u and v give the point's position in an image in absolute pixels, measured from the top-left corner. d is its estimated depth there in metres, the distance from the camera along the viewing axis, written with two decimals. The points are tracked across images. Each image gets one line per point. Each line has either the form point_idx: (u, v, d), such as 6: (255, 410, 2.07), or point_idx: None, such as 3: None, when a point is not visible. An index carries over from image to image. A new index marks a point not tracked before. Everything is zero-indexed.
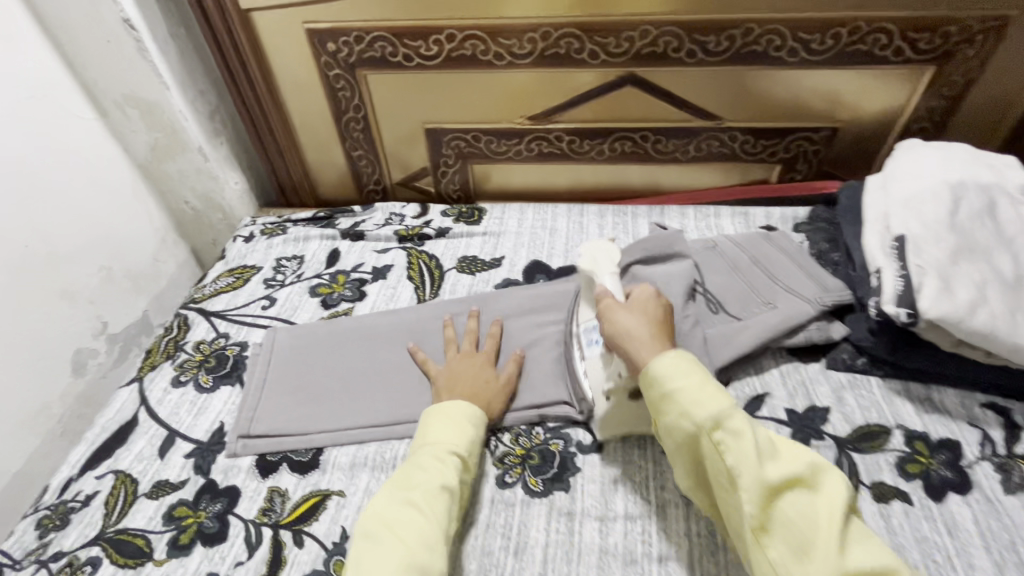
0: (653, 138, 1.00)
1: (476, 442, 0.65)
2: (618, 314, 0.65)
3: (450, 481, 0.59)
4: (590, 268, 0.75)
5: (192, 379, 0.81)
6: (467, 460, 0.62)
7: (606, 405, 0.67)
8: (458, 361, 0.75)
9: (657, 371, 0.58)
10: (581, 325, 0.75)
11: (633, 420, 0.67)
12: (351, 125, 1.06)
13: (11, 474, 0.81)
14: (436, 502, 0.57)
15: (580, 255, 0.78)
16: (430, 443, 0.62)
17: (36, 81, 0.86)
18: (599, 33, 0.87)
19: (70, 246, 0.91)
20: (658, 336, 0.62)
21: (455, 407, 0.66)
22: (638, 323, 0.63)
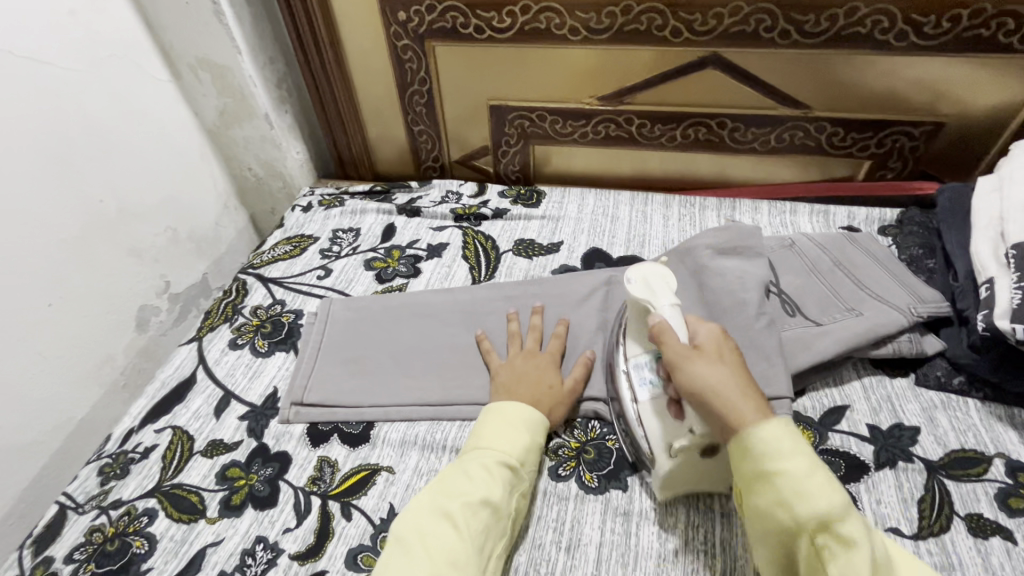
0: (731, 126, 0.94)
1: (531, 449, 0.61)
2: (689, 357, 0.56)
3: (494, 495, 0.56)
4: (645, 299, 0.63)
5: (248, 343, 0.82)
6: (519, 470, 0.59)
7: (667, 461, 0.58)
8: (516, 361, 0.72)
9: (751, 445, 0.49)
10: (630, 361, 0.65)
11: (694, 479, 0.59)
12: (415, 99, 1.04)
13: (76, 422, 0.83)
14: (475, 518, 0.54)
15: (630, 279, 0.66)
16: (481, 447, 0.60)
17: (118, 40, 0.87)
18: (685, 8, 0.82)
19: (142, 205, 0.93)
20: (742, 386, 0.53)
21: (514, 410, 0.63)
22: (713, 370, 0.54)
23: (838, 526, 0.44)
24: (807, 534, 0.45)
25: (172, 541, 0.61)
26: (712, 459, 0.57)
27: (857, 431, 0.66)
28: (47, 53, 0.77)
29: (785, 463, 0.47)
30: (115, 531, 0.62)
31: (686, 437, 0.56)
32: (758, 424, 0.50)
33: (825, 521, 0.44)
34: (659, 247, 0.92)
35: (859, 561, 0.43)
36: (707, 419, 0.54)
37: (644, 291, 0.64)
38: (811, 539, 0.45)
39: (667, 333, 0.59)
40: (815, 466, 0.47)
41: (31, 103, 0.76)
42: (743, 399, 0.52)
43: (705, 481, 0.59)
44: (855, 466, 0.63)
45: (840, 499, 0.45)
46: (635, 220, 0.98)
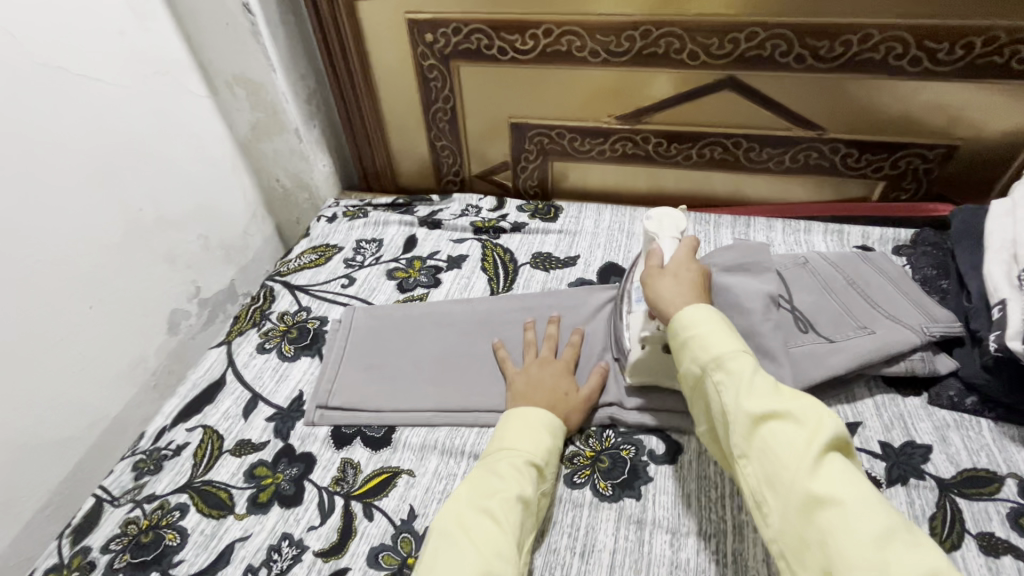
0: (746, 146, 0.96)
1: (553, 452, 0.64)
2: (654, 269, 0.67)
3: (526, 492, 0.58)
4: (652, 231, 0.75)
5: (276, 347, 0.85)
6: (545, 469, 0.62)
7: (639, 350, 0.70)
8: (533, 368, 0.74)
9: (674, 323, 0.59)
10: (632, 283, 0.77)
11: (663, 372, 0.69)
12: (439, 115, 1.08)
13: (110, 420, 0.87)
14: (514, 513, 0.55)
15: (649, 216, 0.77)
16: (508, 449, 0.62)
17: (162, 58, 0.92)
18: (703, 33, 0.84)
19: (178, 213, 0.98)
20: (685, 288, 0.62)
21: (538, 415, 0.65)
22: (668, 277, 0.65)
23: (728, 362, 0.54)
24: (707, 374, 0.55)
25: (202, 535, 0.64)
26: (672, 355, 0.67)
27: (869, 447, 0.67)
28: (100, 71, 0.82)
29: (699, 331, 0.57)
30: (149, 524, 0.65)
31: (651, 329, 0.68)
32: (683, 308, 0.60)
33: (719, 360, 0.54)
34: None
35: (742, 381, 0.52)
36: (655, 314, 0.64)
37: (653, 224, 0.75)
38: (709, 376, 0.55)
39: (652, 251, 0.70)
40: (720, 326, 0.57)
41: (82, 116, 0.80)
42: (680, 296, 0.62)
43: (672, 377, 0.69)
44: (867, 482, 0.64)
45: (732, 344, 0.55)
46: None
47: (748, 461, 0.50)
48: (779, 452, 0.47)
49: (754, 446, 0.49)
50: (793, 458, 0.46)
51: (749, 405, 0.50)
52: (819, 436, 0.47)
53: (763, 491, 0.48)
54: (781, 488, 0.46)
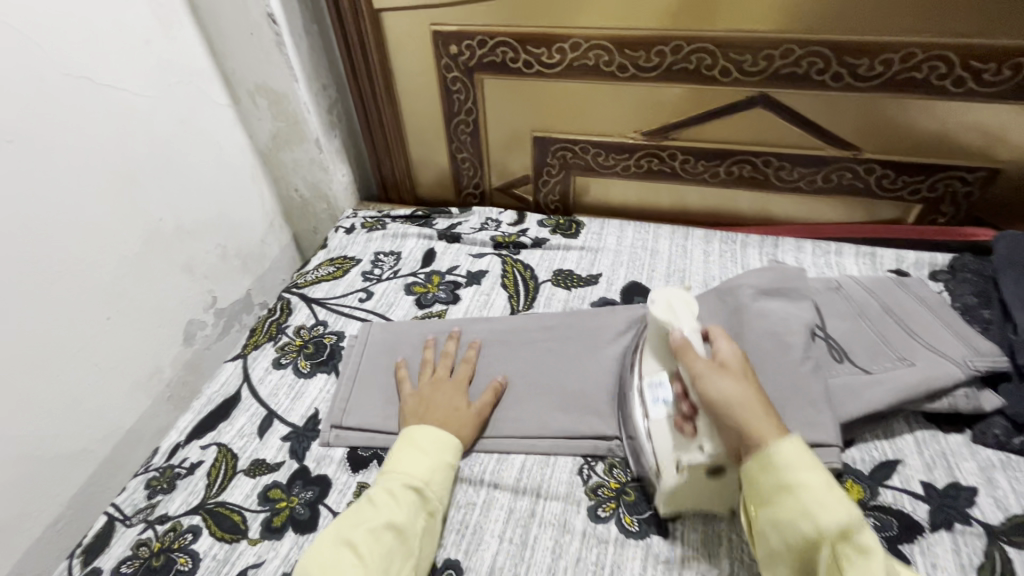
0: (777, 164, 0.93)
1: (438, 472, 0.63)
2: (710, 375, 0.57)
3: (398, 517, 0.58)
4: (664, 319, 0.64)
5: (292, 362, 0.84)
6: (426, 493, 0.61)
7: (676, 477, 0.59)
8: (426, 386, 0.74)
9: (770, 460, 0.50)
10: (646, 379, 0.66)
11: (698, 496, 0.60)
12: (460, 128, 1.06)
13: (124, 431, 0.86)
14: (379, 543, 0.56)
15: (653, 300, 0.66)
16: (387, 473, 0.62)
17: (185, 67, 0.92)
18: (736, 49, 0.82)
19: (197, 223, 0.97)
20: (761, 404, 0.54)
21: (423, 434, 0.65)
22: (735, 386, 0.56)
23: (849, 523, 0.46)
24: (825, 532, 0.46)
25: (214, 560, 0.62)
26: (720, 480, 0.58)
27: (910, 487, 0.64)
28: (124, 81, 0.81)
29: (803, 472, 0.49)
30: (161, 546, 0.63)
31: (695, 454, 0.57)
32: (779, 439, 0.51)
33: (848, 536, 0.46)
34: (699, 284, 0.92)
35: (860, 548, 0.45)
36: (726, 435, 0.55)
37: (664, 312, 0.65)
38: (827, 541, 0.46)
39: (689, 351, 0.60)
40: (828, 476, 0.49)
41: (105, 125, 0.80)
42: (761, 413, 0.54)
43: (712, 499, 0.60)
44: (908, 525, 0.61)
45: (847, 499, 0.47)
46: (675, 255, 0.97)
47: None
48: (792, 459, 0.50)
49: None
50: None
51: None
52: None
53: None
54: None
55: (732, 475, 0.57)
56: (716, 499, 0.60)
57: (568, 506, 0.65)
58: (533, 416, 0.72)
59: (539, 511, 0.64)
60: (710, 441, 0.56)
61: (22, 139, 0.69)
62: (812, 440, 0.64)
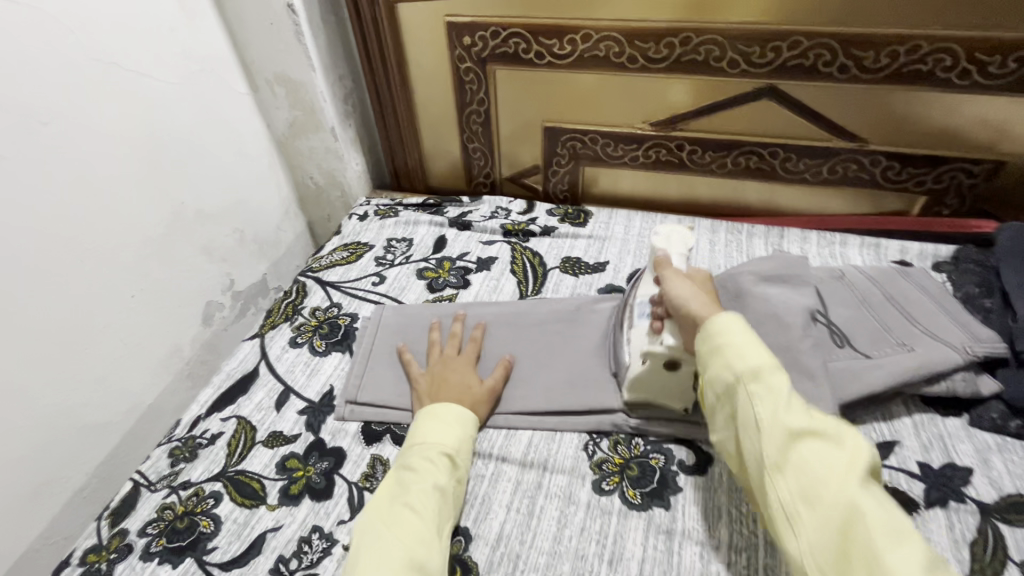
0: (783, 155, 0.95)
1: (465, 441, 0.66)
2: (677, 278, 0.66)
3: (440, 480, 0.60)
4: (663, 246, 0.74)
5: (307, 342, 0.86)
6: (457, 458, 0.64)
7: (641, 367, 0.67)
8: (433, 367, 0.76)
9: (710, 334, 0.57)
10: (637, 298, 0.74)
11: (657, 391, 0.68)
12: (472, 118, 1.09)
13: (146, 406, 0.89)
14: (430, 500, 0.58)
15: (657, 232, 0.76)
16: (419, 443, 0.64)
17: (208, 56, 0.95)
18: (744, 41, 0.84)
19: (216, 207, 1.00)
20: (711, 299, 0.62)
21: (449, 409, 0.68)
22: (693, 288, 0.64)
23: (767, 376, 0.52)
24: (743, 383, 0.53)
25: (235, 524, 0.65)
26: (674, 374, 0.66)
27: (907, 467, 0.65)
28: (150, 68, 0.84)
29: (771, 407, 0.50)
30: (184, 510, 0.66)
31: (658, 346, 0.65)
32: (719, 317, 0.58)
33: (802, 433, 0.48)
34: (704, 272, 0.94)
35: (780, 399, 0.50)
36: (681, 321, 0.63)
37: (665, 240, 0.74)
38: (745, 388, 0.52)
39: (666, 263, 0.70)
40: (765, 352, 0.55)
41: (131, 110, 0.83)
42: (706, 304, 0.61)
43: (668, 395, 0.68)
44: (904, 502, 0.62)
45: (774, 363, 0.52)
46: None
47: (777, 472, 0.47)
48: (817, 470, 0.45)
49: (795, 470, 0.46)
50: (831, 479, 0.44)
51: (787, 419, 0.49)
52: (859, 462, 0.45)
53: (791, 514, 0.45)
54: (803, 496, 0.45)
55: (684, 373, 0.66)
56: (672, 395, 0.69)
57: (573, 479, 0.67)
58: (540, 394, 0.75)
59: (545, 483, 0.67)
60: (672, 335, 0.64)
61: (54, 122, 0.73)
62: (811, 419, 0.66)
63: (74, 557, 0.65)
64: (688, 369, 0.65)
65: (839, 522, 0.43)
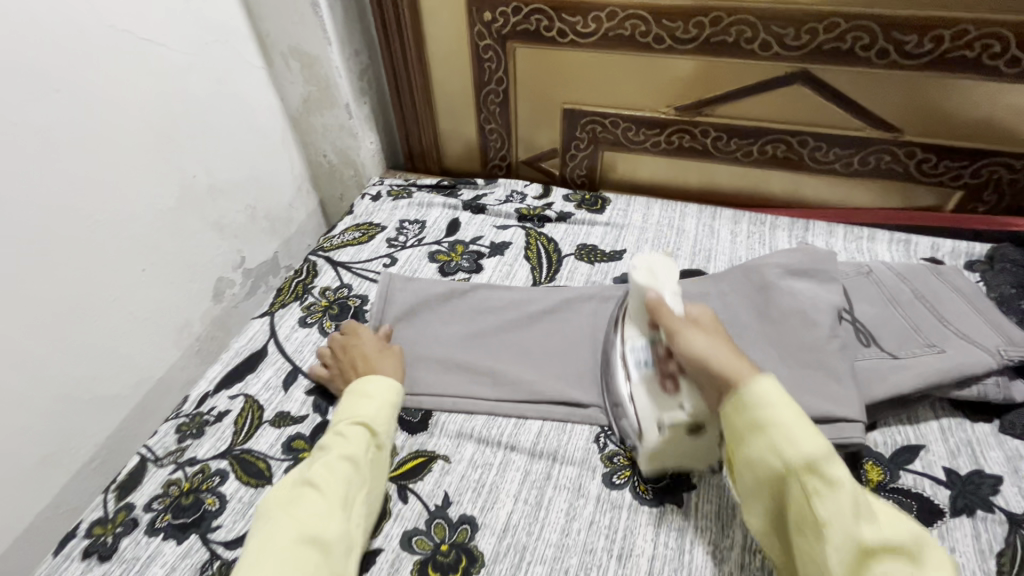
0: (813, 145, 0.91)
1: (386, 411, 0.64)
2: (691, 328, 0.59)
3: (349, 450, 0.59)
4: (646, 282, 0.65)
5: (317, 322, 0.85)
6: (374, 427, 0.62)
7: (657, 437, 0.61)
8: (338, 360, 0.74)
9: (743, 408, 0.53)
10: (628, 344, 0.68)
11: (681, 456, 0.63)
12: (490, 98, 1.06)
13: (155, 381, 0.89)
14: (333, 472, 0.57)
15: (635, 266, 0.67)
16: (335, 420, 0.63)
17: (222, 27, 0.92)
18: (779, 22, 0.79)
19: (228, 182, 0.99)
20: (736, 354, 0.57)
21: (367, 383, 0.67)
22: (715, 341, 0.58)
23: (825, 467, 0.48)
24: (795, 476, 0.49)
25: (240, 502, 0.64)
26: (700, 437, 0.61)
27: (932, 473, 0.63)
28: (165, 37, 0.83)
29: (778, 414, 0.51)
30: (190, 487, 0.66)
31: (677, 415, 0.60)
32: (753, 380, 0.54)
33: (813, 463, 0.48)
34: (725, 263, 0.91)
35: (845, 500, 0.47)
36: (705, 381, 0.57)
37: (647, 278, 0.66)
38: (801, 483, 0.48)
39: (665, 309, 0.62)
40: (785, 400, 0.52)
41: (143, 80, 0.81)
42: (738, 360, 0.56)
43: (691, 459, 0.63)
44: (928, 509, 0.60)
45: (827, 448, 0.49)
46: (701, 234, 0.96)
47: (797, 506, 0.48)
48: None
49: (814, 512, 0.47)
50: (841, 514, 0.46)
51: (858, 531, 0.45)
52: None
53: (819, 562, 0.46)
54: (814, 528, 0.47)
55: (710, 433, 0.61)
56: (701, 456, 0.63)
57: (583, 471, 0.65)
58: (551, 383, 0.73)
59: (554, 475, 0.65)
60: (694, 403, 0.59)
61: (66, 89, 0.71)
62: (833, 418, 0.64)
63: (80, 529, 0.64)
64: (712, 428, 0.60)
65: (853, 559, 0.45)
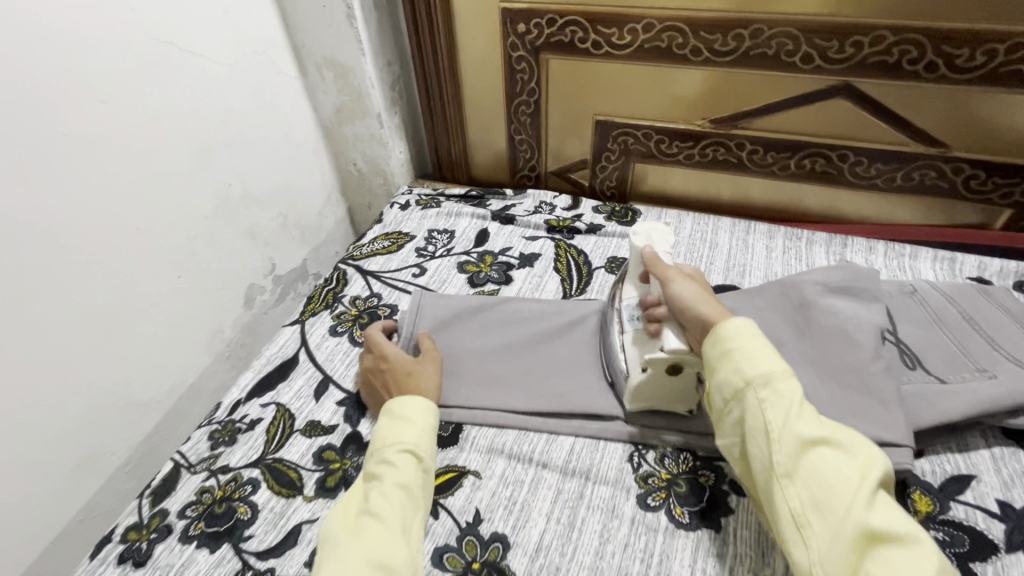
0: (853, 159, 0.89)
1: (428, 433, 0.63)
2: (681, 279, 0.63)
3: (404, 477, 0.58)
4: (642, 245, 0.70)
5: (348, 331, 0.85)
6: (420, 451, 0.61)
7: (642, 376, 0.65)
8: (371, 378, 0.73)
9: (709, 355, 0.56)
10: (624, 302, 0.71)
11: (662, 397, 0.67)
12: (521, 109, 1.06)
13: (188, 385, 0.90)
14: (390, 500, 0.55)
15: (634, 231, 0.72)
16: (377, 447, 0.61)
17: (261, 39, 0.94)
18: (822, 35, 0.78)
19: (262, 191, 1.00)
20: (714, 300, 0.60)
21: (403, 404, 0.64)
22: (700, 292, 0.61)
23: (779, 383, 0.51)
24: (752, 389, 0.52)
25: (271, 513, 0.64)
26: (679, 376, 0.64)
27: (986, 505, 0.60)
28: (206, 49, 0.84)
29: (740, 342, 0.54)
30: (223, 494, 0.66)
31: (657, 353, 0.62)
32: (726, 320, 0.57)
33: (768, 377, 0.52)
34: (760, 278, 0.89)
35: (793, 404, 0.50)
36: (684, 324, 0.61)
37: (644, 241, 0.71)
38: (755, 394, 0.51)
39: (656, 262, 0.67)
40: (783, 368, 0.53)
41: (186, 92, 0.83)
42: (714, 304, 0.60)
43: (672, 400, 0.67)
44: (982, 543, 0.57)
45: (781, 367, 0.52)
46: (735, 248, 0.94)
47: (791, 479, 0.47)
48: (834, 482, 0.45)
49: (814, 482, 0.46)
50: (846, 489, 0.45)
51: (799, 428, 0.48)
52: (870, 469, 0.46)
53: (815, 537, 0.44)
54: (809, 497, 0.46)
55: (687, 374, 0.63)
56: (678, 399, 0.67)
57: (616, 491, 0.64)
58: (583, 399, 0.72)
59: (587, 494, 0.64)
60: (672, 342, 0.61)
61: (113, 101, 0.73)
62: (880, 444, 0.62)
63: (116, 534, 0.65)
64: (690, 371, 0.62)
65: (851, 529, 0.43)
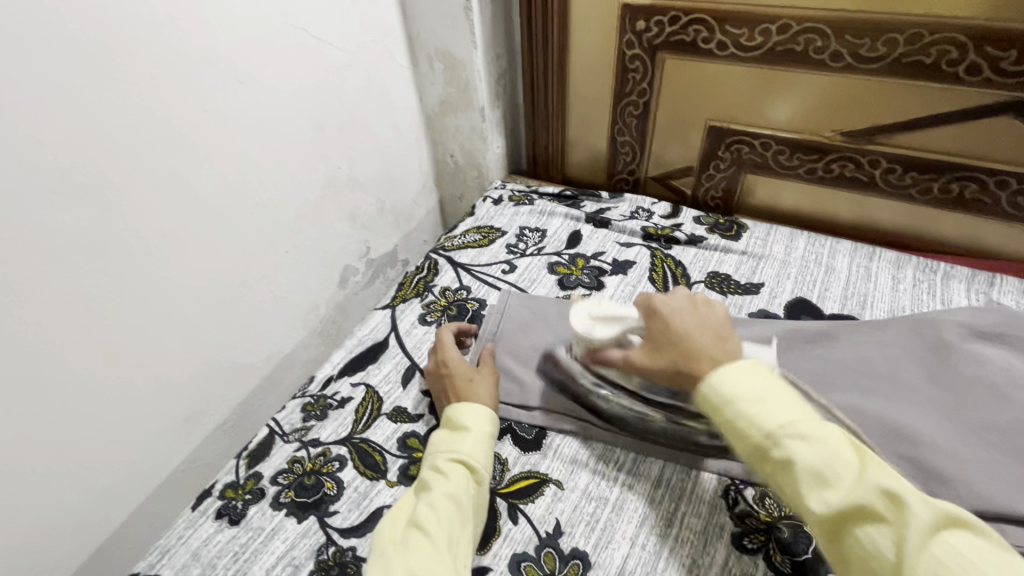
0: (1015, 187, 0.78)
1: (485, 446, 0.61)
2: (674, 314, 0.58)
3: (452, 489, 0.56)
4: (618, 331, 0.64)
5: (436, 321, 0.86)
6: (471, 462, 0.59)
7: None
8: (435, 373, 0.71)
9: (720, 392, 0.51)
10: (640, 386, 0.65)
11: None
12: (629, 109, 1.02)
13: (282, 356, 0.95)
14: (438, 511, 0.54)
15: (591, 330, 0.65)
16: (432, 456, 0.61)
17: (380, 29, 0.96)
18: (996, 43, 0.68)
19: (365, 176, 1.03)
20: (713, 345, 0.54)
21: (462, 413, 0.64)
22: (698, 328, 0.56)
23: (793, 437, 0.46)
24: (768, 451, 0.47)
25: (355, 492, 0.65)
26: None
27: None
28: (332, 37, 0.87)
29: (746, 392, 0.49)
30: (312, 467, 0.69)
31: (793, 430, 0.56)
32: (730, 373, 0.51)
33: (784, 429, 0.47)
34: (884, 311, 0.80)
35: (820, 452, 0.45)
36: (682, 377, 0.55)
37: (612, 326, 0.64)
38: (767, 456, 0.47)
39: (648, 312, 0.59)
40: (760, 371, 0.51)
41: (311, 79, 0.86)
42: (710, 338, 0.55)
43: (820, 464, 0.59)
44: None
45: (789, 407, 0.48)
46: (855, 275, 0.86)
47: (816, 483, 0.44)
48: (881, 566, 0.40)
49: (796, 494, 0.45)
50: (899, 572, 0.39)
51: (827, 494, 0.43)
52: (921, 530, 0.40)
53: (881, 549, 0.41)
54: (829, 489, 0.44)
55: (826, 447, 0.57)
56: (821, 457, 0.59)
57: (708, 527, 0.59)
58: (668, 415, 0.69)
59: (676, 524, 0.60)
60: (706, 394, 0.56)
61: (249, 81, 0.77)
62: None
63: (215, 489, 0.69)
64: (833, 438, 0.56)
65: (875, 508, 0.42)
